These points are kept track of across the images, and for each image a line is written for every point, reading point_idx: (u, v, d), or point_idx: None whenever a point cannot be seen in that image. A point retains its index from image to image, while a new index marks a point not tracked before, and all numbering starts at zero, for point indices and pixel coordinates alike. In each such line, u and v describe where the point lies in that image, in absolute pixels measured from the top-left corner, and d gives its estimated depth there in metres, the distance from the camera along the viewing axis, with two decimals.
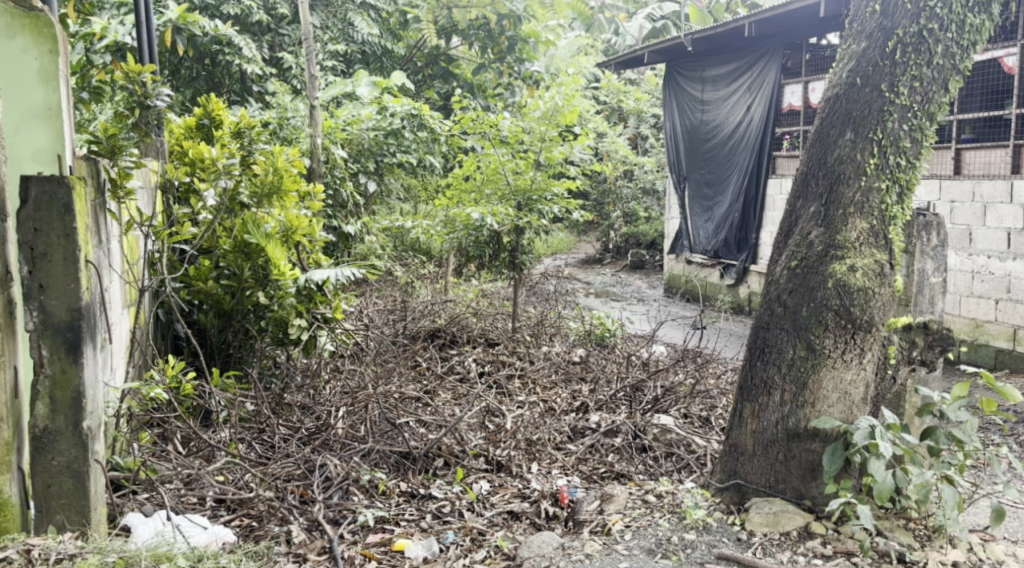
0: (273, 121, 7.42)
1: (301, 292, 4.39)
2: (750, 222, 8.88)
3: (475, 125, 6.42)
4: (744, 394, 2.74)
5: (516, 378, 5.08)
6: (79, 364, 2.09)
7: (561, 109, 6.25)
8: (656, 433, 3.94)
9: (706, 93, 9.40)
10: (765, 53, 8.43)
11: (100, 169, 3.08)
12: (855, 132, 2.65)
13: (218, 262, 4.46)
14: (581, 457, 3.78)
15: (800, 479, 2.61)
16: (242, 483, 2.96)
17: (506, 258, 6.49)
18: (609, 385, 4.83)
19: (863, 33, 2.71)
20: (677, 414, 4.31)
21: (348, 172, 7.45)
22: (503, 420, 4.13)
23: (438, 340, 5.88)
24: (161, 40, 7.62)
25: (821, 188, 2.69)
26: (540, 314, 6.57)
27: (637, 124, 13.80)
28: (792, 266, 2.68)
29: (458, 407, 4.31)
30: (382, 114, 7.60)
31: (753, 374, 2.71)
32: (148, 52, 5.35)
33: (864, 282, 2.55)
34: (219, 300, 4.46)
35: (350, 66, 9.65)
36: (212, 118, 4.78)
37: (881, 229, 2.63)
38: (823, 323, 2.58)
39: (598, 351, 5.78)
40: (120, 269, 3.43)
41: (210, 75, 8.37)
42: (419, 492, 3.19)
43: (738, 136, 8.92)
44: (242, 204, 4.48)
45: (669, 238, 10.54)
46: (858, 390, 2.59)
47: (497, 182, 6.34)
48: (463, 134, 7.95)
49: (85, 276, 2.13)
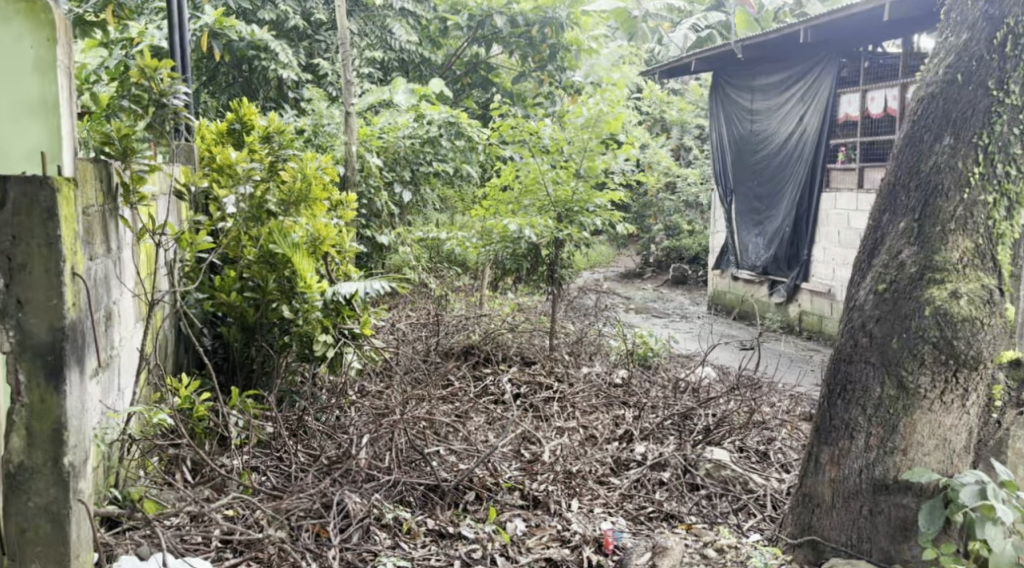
0: (309, 128, 7.23)
1: (328, 306, 4.22)
2: (802, 238, 8.48)
3: (514, 133, 6.13)
4: (820, 437, 2.37)
5: (555, 401, 4.74)
6: (61, 393, 1.88)
7: (605, 116, 5.85)
8: (708, 469, 3.65)
9: (755, 102, 8.99)
10: (820, 60, 8.01)
11: (111, 174, 2.89)
12: (955, 136, 2.29)
13: (242, 273, 4.25)
14: (625, 493, 3.52)
15: (890, 538, 2.22)
16: (252, 521, 2.70)
17: (545, 272, 6.18)
18: (655, 412, 4.49)
19: (965, 24, 2.35)
20: (731, 448, 3.95)
21: (383, 180, 7.20)
22: (540, 450, 3.86)
23: (471, 357, 5.57)
24: (198, 46, 7.57)
25: (913, 201, 2.33)
26: (579, 330, 6.28)
27: (681, 135, 13.45)
28: (879, 290, 2.32)
29: (492, 433, 4.03)
30: (419, 122, 7.42)
31: (830, 414, 2.35)
32: (182, 62, 5.09)
33: (971, 310, 2.16)
34: (243, 313, 4.24)
35: (388, 74, 9.32)
36: (244, 123, 4.63)
37: (987, 249, 2.26)
38: (919, 357, 2.20)
39: (641, 373, 5.44)
40: (133, 282, 3.25)
41: (247, 81, 8.30)
42: (448, 532, 2.94)
43: (789, 148, 8.50)
44: (270, 212, 4.29)
45: (714, 253, 10.17)
46: (958, 437, 2.23)
47: (536, 192, 6.09)
48: (502, 142, 7.71)
49: (70, 292, 1.92)
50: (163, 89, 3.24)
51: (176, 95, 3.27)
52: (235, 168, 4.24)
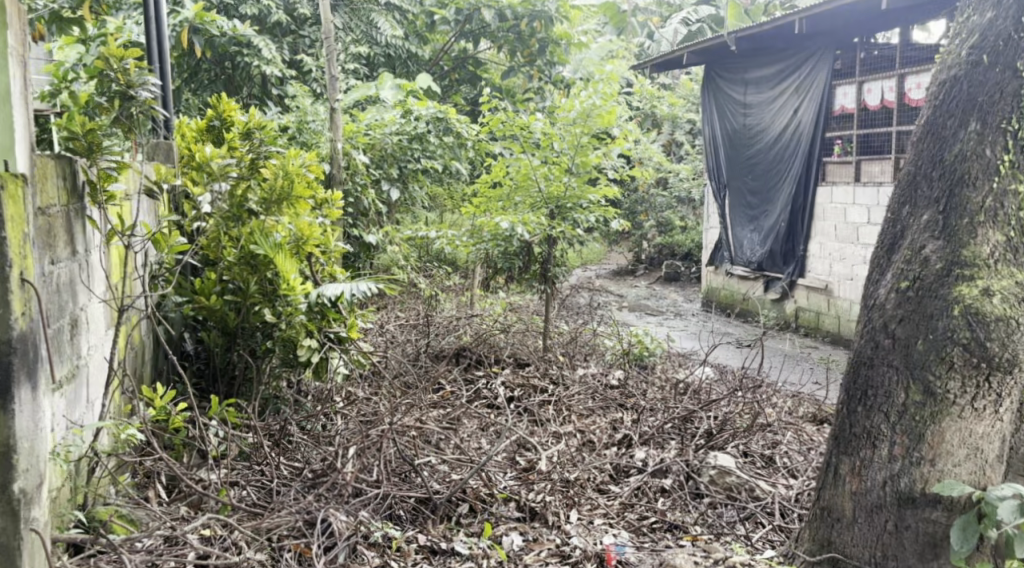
0: (293, 126, 7.01)
1: (313, 308, 4.05)
2: (798, 233, 8.38)
3: (504, 128, 5.98)
4: (840, 446, 2.22)
5: (550, 404, 4.58)
6: (9, 412, 1.69)
7: (598, 109, 5.69)
8: (713, 476, 3.51)
9: (749, 95, 8.88)
10: (815, 52, 7.91)
11: (76, 171, 2.69)
12: (982, 121, 2.12)
13: (223, 275, 4.06)
14: (626, 502, 3.36)
15: (918, 557, 2.06)
16: (229, 543, 2.51)
17: (537, 270, 6.00)
18: (654, 416, 4.34)
19: (990, 1, 2.19)
20: (736, 453, 3.79)
21: (370, 178, 7.01)
22: (537, 457, 3.70)
23: (464, 360, 5.39)
24: (179, 41, 7.37)
25: (937, 192, 2.17)
26: (573, 329, 6.13)
27: (671, 131, 13.32)
28: (900, 288, 2.17)
29: (486, 440, 3.86)
30: (407, 118, 7.21)
31: (851, 421, 2.20)
32: (156, 57, 4.70)
33: (1005, 310, 2.00)
34: (224, 317, 4.04)
35: (374, 70, 9.11)
36: (224, 120, 4.46)
37: (1019, 243, 2.11)
38: (947, 361, 2.04)
39: (638, 374, 5.30)
40: (104, 287, 3.05)
41: (229, 78, 8.13)
42: (440, 548, 2.78)
43: (784, 141, 8.38)
44: (251, 211, 4.13)
45: (707, 249, 10.04)
46: (990, 446, 2.07)
47: (529, 189, 5.92)
48: (491, 138, 7.53)
49: (18, 299, 1.74)
50: (130, 80, 2.93)
51: (145, 87, 2.99)
52: (211, 166, 4.12)
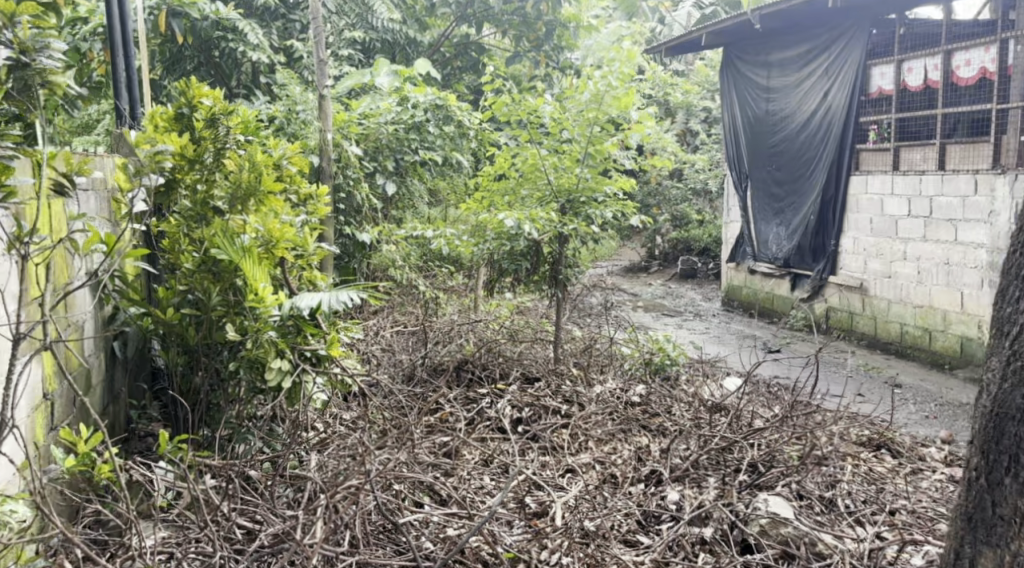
0: (279, 115, 6.35)
1: (286, 322, 3.38)
2: (829, 225, 7.74)
3: (509, 112, 5.32)
4: (979, 533, 1.65)
5: (563, 429, 3.97)
6: None
7: (614, 91, 5.02)
8: (763, 525, 2.92)
9: (773, 79, 8.23)
10: (846, 29, 7.26)
11: None
12: None
13: (181, 283, 3.48)
14: (659, 559, 2.74)
15: None
16: None
17: (546, 272, 5.35)
18: (686, 443, 3.73)
19: None
20: (789, 494, 3.21)
21: (363, 171, 6.37)
22: (551, 501, 3.10)
23: (465, 375, 4.78)
24: (155, 26, 6.73)
25: None
26: (587, 336, 5.51)
27: (686, 119, 12.65)
28: None
29: (491, 481, 3.26)
30: (403, 105, 6.58)
31: (993, 498, 1.63)
32: (120, 35, 3.96)
33: None
34: (183, 334, 3.47)
35: (370, 56, 8.43)
36: (193, 107, 3.66)
37: None
38: None
39: (662, 387, 4.68)
40: (10, 312, 2.41)
41: (214, 65, 7.47)
42: None
43: (812, 128, 7.72)
44: (215, 209, 3.64)
45: (727, 245, 9.39)
46: None
47: (537, 181, 5.33)
48: (495, 126, 6.86)
49: None
50: (24, 46, 2.24)
51: (48, 54, 2.30)
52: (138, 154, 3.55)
